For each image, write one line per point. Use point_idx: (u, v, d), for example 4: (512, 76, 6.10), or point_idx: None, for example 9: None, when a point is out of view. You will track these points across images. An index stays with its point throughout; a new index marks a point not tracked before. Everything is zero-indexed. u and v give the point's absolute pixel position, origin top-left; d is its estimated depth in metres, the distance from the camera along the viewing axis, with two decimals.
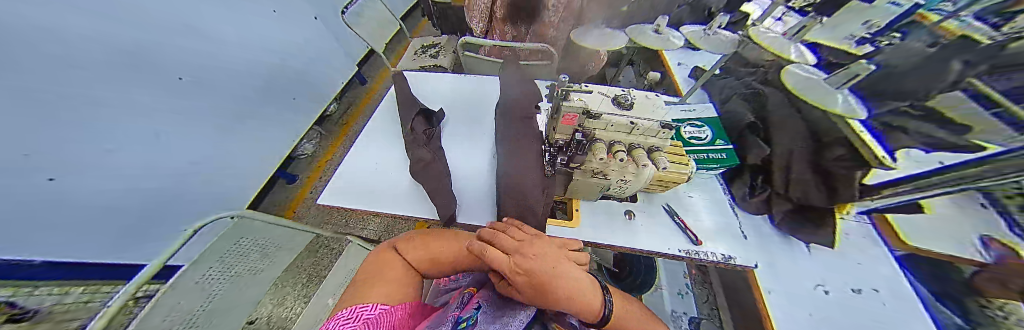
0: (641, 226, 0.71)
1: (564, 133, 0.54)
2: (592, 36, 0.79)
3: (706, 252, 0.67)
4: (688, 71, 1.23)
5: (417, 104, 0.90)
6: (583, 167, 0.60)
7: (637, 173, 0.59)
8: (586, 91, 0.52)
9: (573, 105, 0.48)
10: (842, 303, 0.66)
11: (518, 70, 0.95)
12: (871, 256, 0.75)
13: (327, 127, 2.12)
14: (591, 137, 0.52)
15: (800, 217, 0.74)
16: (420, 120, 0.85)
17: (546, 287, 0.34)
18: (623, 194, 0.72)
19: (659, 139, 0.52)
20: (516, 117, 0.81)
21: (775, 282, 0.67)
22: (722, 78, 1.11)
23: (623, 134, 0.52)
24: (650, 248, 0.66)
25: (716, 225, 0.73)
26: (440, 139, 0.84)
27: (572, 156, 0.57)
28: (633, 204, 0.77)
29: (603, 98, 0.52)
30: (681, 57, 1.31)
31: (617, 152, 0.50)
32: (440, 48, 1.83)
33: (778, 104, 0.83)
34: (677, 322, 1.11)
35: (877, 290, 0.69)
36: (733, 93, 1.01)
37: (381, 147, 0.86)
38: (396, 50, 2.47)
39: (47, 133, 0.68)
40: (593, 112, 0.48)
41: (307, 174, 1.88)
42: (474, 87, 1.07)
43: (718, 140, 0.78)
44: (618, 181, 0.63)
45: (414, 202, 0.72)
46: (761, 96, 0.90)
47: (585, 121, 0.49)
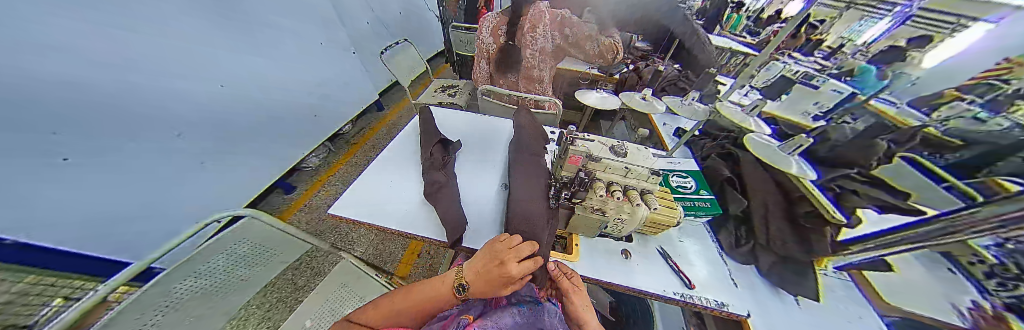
0: (637, 266, 0.75)
1: (569, 171, 0.63)
2: (592, 96, 0.95)
3: (700, 296, 0.69)
4: (673, 130, 1.41)
5: (438, 134, 1.02)
6: (583, 204, 0.67)
7: (631, 212, 0.66)
8: (589, 139, 0.63)
9: (579, 149, 0.58)
10: None
11: (529, 116, 1.10)
12: (859, 315, 0.77)
13: (336, 145, 2.22)
14: (592, 176, 0.61)
15: (785, 269, 0.78)
16: (440, 148, 0.95)
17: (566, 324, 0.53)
18: (620, 232, 0.77)
19: (649, 183, 0.61)
20: (525, 152, 0.92)
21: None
22: (701, 138, 1.28)
23: (619, 176, 0.61)
24: (645, 289, 0.69)
25: (710, 274, 0.77)
26: (454, 166, 0.93)
27: (575, 191, 0.65)
28: (629, 244, 0.81)
29: (604, 146, 0.62)
30: (666, 117, 1.52)
31: (614, 191, 0.58)
32: (458, 89, 2.08)
33: (749, 164, 0.96)
34: None
35: None
36: (711, 152, 1.15)
37: (401, 168, 0.94)
38: (417, 87, 2.76)
39: None
40: (594, 156, 0.58)
41: (305, 189, 1.87)
42: (488, 125, 1.22)
43: (701, 190, 0.88)
44: (616, 219, 0.70)
45: (422, 224, 0.76)
46: (735, 156, 1.04)
47: (588, 163, 0.59)
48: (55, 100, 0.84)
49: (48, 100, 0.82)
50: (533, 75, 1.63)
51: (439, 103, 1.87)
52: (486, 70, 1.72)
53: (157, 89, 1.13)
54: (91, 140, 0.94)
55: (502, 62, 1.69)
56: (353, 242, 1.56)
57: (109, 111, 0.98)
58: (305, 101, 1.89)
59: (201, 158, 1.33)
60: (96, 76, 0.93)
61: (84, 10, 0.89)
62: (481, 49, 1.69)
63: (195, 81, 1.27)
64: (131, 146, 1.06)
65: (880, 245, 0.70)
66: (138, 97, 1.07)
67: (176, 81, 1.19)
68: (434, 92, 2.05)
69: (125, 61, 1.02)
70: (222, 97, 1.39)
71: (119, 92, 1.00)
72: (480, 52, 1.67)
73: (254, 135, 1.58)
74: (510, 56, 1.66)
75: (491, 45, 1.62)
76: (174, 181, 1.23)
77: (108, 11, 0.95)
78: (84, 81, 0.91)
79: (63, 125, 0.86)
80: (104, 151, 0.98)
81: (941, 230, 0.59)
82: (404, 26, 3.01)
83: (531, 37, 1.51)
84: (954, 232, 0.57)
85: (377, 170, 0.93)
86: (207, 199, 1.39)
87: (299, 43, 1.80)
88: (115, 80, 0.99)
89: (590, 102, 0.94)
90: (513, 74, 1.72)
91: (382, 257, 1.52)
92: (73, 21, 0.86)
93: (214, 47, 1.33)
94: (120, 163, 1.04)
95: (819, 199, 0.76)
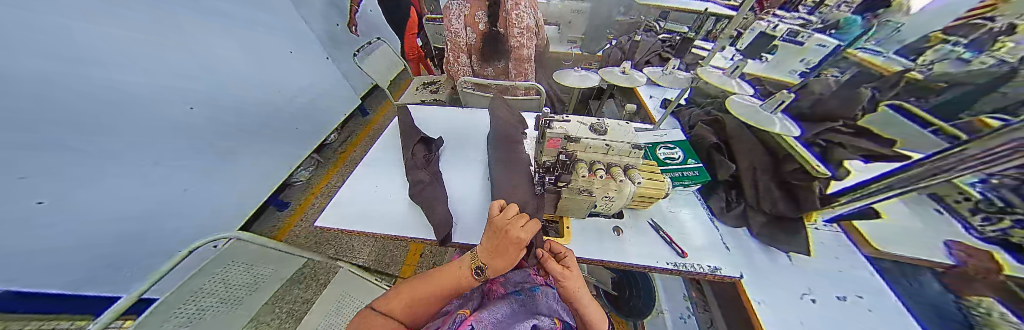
0: (629, 241, 0.75)
1: (550, 155, 0.61)
2: (571, 76, 0.91)
3: (693, 264, 0.70)
4: (659, 102, 1.39)
5: (417, 132, 1.00)
6: (569, 186, 0.66)
7: (618, 189, 0.65)
8: (566, 120, 0.61)
9: (556, 132, 0.56)
10: (829, 311, 0.67)
11: (506, 103, 1.07)
12: (849, 264, 0.79)
13: (324, 156, 2.16)
14: (574, 158, 0.59)
15: (776, 227, 0.79)
16: (421, 147, 0.93)
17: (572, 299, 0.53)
18: (610, 210, 0.77)
19: (631, 158, 0.60)
20: (507, 141, 0.90)
21: (761, 292, 0.69)
22: (688, 108, 1.26)
23: (600, 155, 0.59)
24: (639, 263, 0.69)
25: (705, 242, 0.77)
26: (438, 164, 0.91)
27: (559, 175, 0.64)
28: (621, 221, 0.81)
29: (581, 125, 0.60)
30: (651, 90, 1.49)
31: (597, 170, 0.56)
32: (439, 84, 2.02)
33: (736, 128, 0.95)
34: None
35: (859, 296, 0.71)
36: (698, 121, 1.13)
37: (381, 173, 0.91)
38: (398, 87, 2.68)
39: None
40: (573, 137, 0.57)
41: (299, 203, 1.85)
42: (470, 118, 1.19)
43: (690, 159, 0.87)
44: (604, 198, 0.69)
45: (411, 225, 0.75)
46: (721, 121, 1.03)
47: (567, 144, 0.57)
48: (36, 145, 0.80)
49: (31, 144, 0.79)
50: (522, 55, 1.48)
51: (422, 101, 1.81)
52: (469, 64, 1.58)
53: (134, 120, 1.07)
54: (76, 182, 0.91)
55: (485, 49, 1.54)
56: (354, 249, 1.57)
57: (88, 150, 0.93)
58: (282, 114, 1.82)
59: (185, 186, 1.29)
60: (75, 114, 0.89)
61: (53, 46, 0.84)
62: (456, 43, 1.49)
63: (170, 106, 1.21)
64: (112, 182, 1.01)
65: (867, 194, 0.71)
66: (118, 131, 1.02)
67: (150, 108, 1.13)
68: (416, 91, 2.00)
69: (102, 94, 0.97)
70: (199, 120, 1.33)
71: (98, 127, 0.96)
72: (458, 48, 1.50)
73: (236, 155, 1.53)
74: (494, 43, 1.49)
75: (470, 36, 1.46)
76: (162, 211, 1.20)
77: (74, 45, 0.88)
78: (64, 122, 0.86)
79: (42, 169, 0.81)
80: (90, 190, 0.95)
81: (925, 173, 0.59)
82: (371, 23, 2.84)
83: (516, 16, 1.31)
84: (938, 172, 0.57)
85: (358, 177, 0.90)
86: (199, 225, 1.36)
87: (267, 54, 1.71)
88: (92, 117, 0.94)
89: (569, 82, 0.90)
90: (503, 61, 1.59)
91: (384, 261, 1.53)
92: (45, 62, 0.81)
93: (182, 69, 1.26)
94: (103, 201, 0.99)
95: (805, 157, 0.75)
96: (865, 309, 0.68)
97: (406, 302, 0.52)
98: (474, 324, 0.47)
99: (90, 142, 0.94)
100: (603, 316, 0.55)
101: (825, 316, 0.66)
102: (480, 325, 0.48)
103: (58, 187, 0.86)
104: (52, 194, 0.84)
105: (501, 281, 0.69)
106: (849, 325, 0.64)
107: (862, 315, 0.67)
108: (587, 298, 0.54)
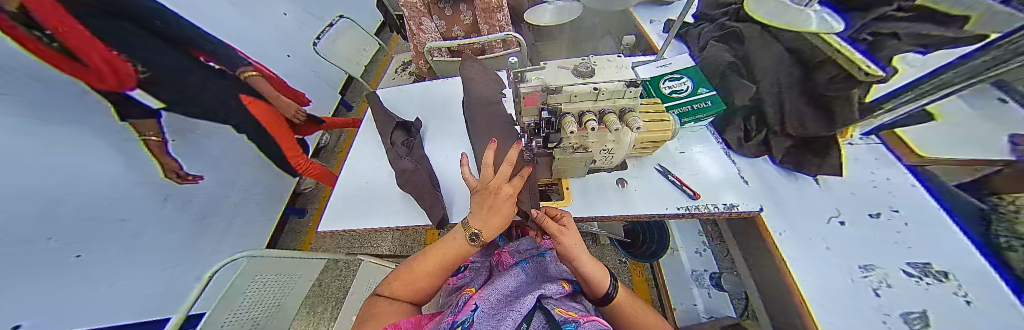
0: (634, 192, 0.70)
1: (531, 115, 0.52)
2: (549, 12, 0.75)
3: (706, 204, 0.65)
4: (662, 26, 1.17)
5: (392, 117, 0.92)
6: (561, 145, 0.59)
7: (617, 139, 0.57)
8: (542, 67, 0.51)
9: (531, 85, 0.47)
10: (860, 231, 0.63)
11: (478, 63, 0.94)
12: (887, 177, 0.72)
13: (324, 158, 2.14)
14: (558, 113, 0.50)
15: (802, 151, 0.71)
16: (400, 133, 0.87)
17: (575, 261, 0.50)
18: (612, 163, 0.70)
19: (628, 99, 0.49)
20: (486, 106, 0.81)
21: (783, 222, 0.66)
22: (696, 26, 1.05)
23: (590, 102, 0.49)
24: (648, 212, 0.65)
25: (721, 178, 0.70)
26: (422, 147, 0.86)
27: (546, 136, 0.56)
28: (624, 171, 0.75)
29: (562, 71, 0.50)
30: (650, 13, 1.25)
31: (587, 122, 0.47)
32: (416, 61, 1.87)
33: (757, 38, 0.79)
34: (700, 281, 1.14)
35: (894, 209, 0.65)
36: (710, 39, 0.96)
37: (369, 171, 0.86)
38: (374, 70, 2.48)
39: (21, 215, 0.68)
40: (552, 87, 0.46)
41: (315, 207, 1.91)
42: (446, 89, 1.08)
43: (701, 88, 0.72)
44: (602, 151, 0.62)
45: (407, 214, 0.73)
46: (738, 33, 0.86)
47: (547, 98, 0.47)
48: (53, 211, 0.77)
49: (45, 213, 0.75)
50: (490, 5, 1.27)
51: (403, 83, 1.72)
52: (434, 24, 1.35)
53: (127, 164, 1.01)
54: (103, 235, 0.90)
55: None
56: (377, 239, 1.66)
57: (96, 204, 0.89)
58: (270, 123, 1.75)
59: (202, 214, 1.27)
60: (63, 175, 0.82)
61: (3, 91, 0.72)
62: (411, 5, 1.26)
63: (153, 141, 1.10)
64: (140, 226, 1.03)
65: (919, 94, 0.58)
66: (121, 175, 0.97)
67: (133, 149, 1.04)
68: (395, 73, 1.88)
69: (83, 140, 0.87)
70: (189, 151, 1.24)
71: (94, 180, 0.90)
72: (417, 10, 1.28)
73: None
74: None
75: None
76: None
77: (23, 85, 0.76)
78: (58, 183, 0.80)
79: (62, 232, 0.79)
80: (114, 241, 0.93)
81: (1004, 55, 0.45)
82: None
83: None
84: (1019, 53, 0.43)
85: (346, 181, 0.85)
86: None
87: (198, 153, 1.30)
88: (81, 174, 0.86)
89: (544, 19, 0.76)
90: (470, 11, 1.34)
91: (407, 245, 1.62)
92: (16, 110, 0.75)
93: None
94: (134, 249, 0.99)
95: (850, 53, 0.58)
96: (902, 223, 0.62)
97: (407, 283, 0.52)
98: (478, 303, 0.47)
99: (92, 197, 0.88)
100: (608, 277, 0.51)
101: (850, 236, 0.63)
102: (485, 303, 0.47)
103: (92, 236, 0.87)
104: (87, 252, 0.85)
105: (508, 251, 0.71)
106: (877, 243, 0.60)
107: (898, 230, 0.61)
108: (586, 254, 0.51)
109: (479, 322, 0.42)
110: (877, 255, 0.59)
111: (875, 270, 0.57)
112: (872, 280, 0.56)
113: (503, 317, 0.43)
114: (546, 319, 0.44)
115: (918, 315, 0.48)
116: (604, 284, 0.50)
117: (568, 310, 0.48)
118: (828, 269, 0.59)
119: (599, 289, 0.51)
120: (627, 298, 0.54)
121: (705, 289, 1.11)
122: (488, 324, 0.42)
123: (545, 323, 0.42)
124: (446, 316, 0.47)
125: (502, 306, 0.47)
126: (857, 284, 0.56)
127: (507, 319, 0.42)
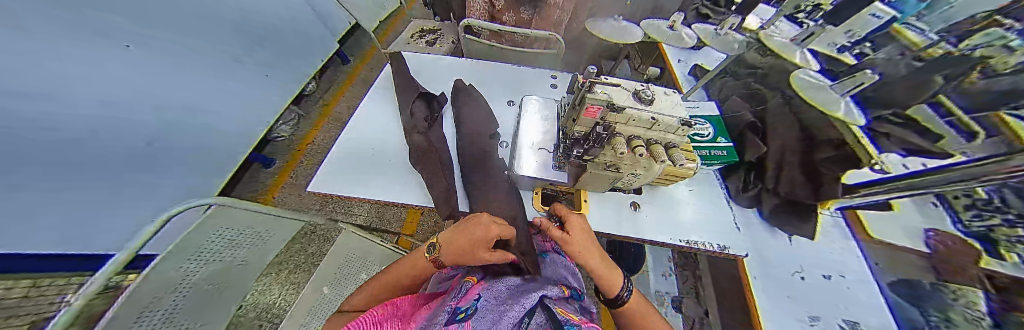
0: (646, 218, 0.74)
1: (585, 125, 0.52)
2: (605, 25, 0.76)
3: (701, 242, 0.71)
4: (689, 68, 1.24)
5: (417, 88, 0.86)
6: (597, 161, 0.59)
7: (648, 168, 0.59)
8: (609, 83, 0.50)
9: (598, 98, 0.46)
10: (814, 286, 0.74)
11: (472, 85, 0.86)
12: (841, 246, 0.82)
13: (307, 108, 1.93)
14: (611, 131, 0.51)
15: (785, 212, 0.80)
16: (422, 106, 0.81)
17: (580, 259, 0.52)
18: (631, 187, 0.72)
19: (677, 135, 0.52)
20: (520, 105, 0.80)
21: (760, 270, 0.74)
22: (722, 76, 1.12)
23: (643, 129, 0.51)
24: (654, 240, 0.70)
25: (715, 222, 0.77)
26: (442, 127, 0.81)
27: (588, 148, 0.56)
28: (638, 196, 0.79)
29: (625, 91, 0.50)
30: (681, 53, 1.32)
31: (637, 147, 0.49)
32: (439, 34, 1.77)
33: (775, 103, 0.87)
34: (661, 303, 1.25)
35: (842, 275, 0.77)
36: (733, 93, 1.03)
37: (377, 136, 0.80)
38: (385, 27, 2.29)
39: None
40: (616, 106, 0.47)
41: (287, 159, 1.72)
42: (481, 74, 1.05)
43: (719, 137, 0.79)
44: (629, 175, 0.64)
45: (411, 192, 0.69)
46: (758, 94, 0.93)
47: (608, 115, 0.48)
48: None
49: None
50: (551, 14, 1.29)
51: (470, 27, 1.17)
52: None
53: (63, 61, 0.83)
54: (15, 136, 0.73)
55: None
56: (356, 208, 1.55)
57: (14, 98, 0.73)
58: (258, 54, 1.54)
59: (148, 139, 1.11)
60: None
61: None
62: None
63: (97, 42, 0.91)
64: (75, 132, 0.87)
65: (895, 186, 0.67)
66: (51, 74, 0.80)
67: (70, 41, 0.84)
68: (412, 38, 1.75)
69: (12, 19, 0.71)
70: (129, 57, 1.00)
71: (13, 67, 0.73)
72: None
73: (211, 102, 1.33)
74: None
75: None
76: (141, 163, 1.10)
77: None
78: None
79: None
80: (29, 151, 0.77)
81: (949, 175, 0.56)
82: None
83: None
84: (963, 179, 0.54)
85: (348, 143, 0.77)
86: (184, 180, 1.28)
87: None
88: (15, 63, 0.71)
89: (602, 33, 0.78)
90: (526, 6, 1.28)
91: (388, 220, 1.54)
92: None
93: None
94: (51, 160, 0.82)
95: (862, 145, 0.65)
96: (846, 287, 0.75)
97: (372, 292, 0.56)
98: (481, 293, 0.46)
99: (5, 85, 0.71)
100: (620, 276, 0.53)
101: (805, 291, 0.74)
102: (488, 293, 0.46)
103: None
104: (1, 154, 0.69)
105: None
106: (824, 300, 0.72)
107: (840, 291, 0.74)
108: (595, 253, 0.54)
109: (480, 310, 0.41)
110: (823, 310, 0.70)
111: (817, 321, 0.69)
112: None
113: (507, 308, 0.41)
114: (549, 319, 0.43)
115: None
116: (617, 284, 0.52)
117: (568, 311, 0.48)
118: (788, 318, 0.69)
119: (611, 290, 0.52)
120: (642, 304, 0.55)
121: (664, 310, 1.23)
122: (489, 313, 0.41)
123: (547, 321, 0.42)
124: (446, 302, 0.46)
125: (503, 298, 0.46)
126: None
127: (510, 311, 0.40)
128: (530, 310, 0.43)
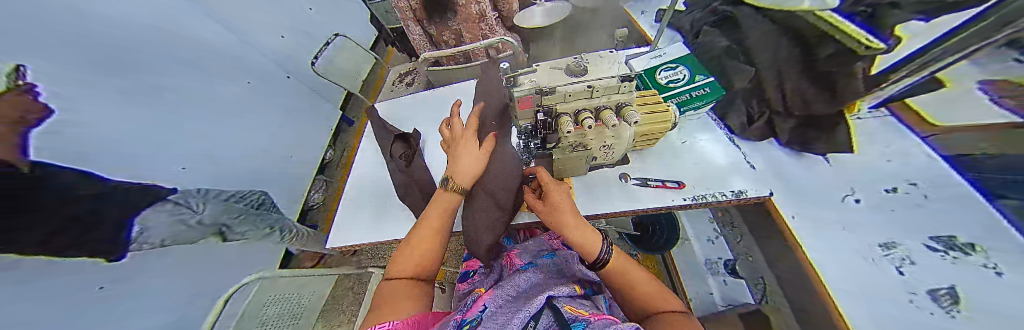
0: (639, 187, 0.69)
1: (527, 118, 0.52)
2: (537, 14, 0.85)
3: (715, 193, 0.65)
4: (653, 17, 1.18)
5: (391, 131, 0.92)
6: (560, 145, 0.59)
7: (616, 134, 0.57)
8: (532, 70, 0.51)
9: (523, 89, 0.46)
10: (874, 208, 0.61)
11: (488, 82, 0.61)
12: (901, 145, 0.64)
13: (330, 173, 1.95)
14: (554, 114, 0.50)
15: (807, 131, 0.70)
16: (399, 145, 0.87)
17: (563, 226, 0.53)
18: (612, 159, 0.69)
19: (623, 94, 0.49)
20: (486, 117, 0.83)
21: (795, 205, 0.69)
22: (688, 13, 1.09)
23: (585, 100, 0.49)
24: (654, 206, 0.66)
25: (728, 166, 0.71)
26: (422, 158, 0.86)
27: (544, 137, 0.56)
28: (627, 166, 0.75)
29: (554, 71, 0.50)
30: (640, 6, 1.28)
31: (583, 120, 0.47)
32: (415, 73, 1.90)
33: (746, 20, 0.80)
34: (715, 270, 1.11)
35: (912, 182, 0.57)
36: (702, 25, 0.99)
37: (372, 185, 0.87)
38: None
39: None
40: (545, 88, 0.46)
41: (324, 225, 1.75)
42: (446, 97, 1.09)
43: (698, 76, 0.70)
44: (601, 148, 0.62)
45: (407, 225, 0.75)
46: (728, 17, 0.87)
47: (541, 100, 0.47)
48: None
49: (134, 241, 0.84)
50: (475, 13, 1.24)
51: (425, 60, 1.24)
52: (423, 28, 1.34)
53: None
54: None
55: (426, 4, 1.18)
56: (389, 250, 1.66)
57: None
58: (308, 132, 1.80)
59: None
60: None
61: None
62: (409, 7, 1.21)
63: None
64: None
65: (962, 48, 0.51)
66: None
67: None
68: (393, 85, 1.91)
69: None
70: None
71: None
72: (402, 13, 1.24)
73: None
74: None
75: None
76: None
77: None
78: None
79: None
80: None
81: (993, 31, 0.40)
82: None
83: None
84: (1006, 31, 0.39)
85: (349, 199, 0.84)
86: None
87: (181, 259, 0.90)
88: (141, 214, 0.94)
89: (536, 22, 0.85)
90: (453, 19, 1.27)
91: None
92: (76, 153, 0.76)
93: None
94: None
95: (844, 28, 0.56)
96: (923, 195, 0.54)
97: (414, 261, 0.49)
98: (487, 303, 0.52)
99: None
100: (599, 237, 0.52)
101: (862, 216, 0.62)
102: (494, 303, 0.52)
103: None
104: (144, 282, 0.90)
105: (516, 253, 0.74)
106: (894, 220, 0.56)
107: (917, 203, 0.54)
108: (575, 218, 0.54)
109: (484, 320, 0.46)
110: (897, 231, 0.55)
111: (897, 248, 0.54)
112: (894, 259, 0.54)
113: (510, 319, 0.45)
114: (556, 317, 0.43)
115: (946, 292, 0.44)
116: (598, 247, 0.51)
117: (577, 307, 0.48)
118: (847, 253, 0.60)
119: (593, 252, 0.51)
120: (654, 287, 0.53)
121: (720, 277, 1.09)
122: (494, 322, 0.45)
123: (553, 321, 0.42)
124: (454, 315, 0.53)
125: (507, 308, 0.50)
126: (876, 263, 0.56)
127: (511, 320, 0.43)
128: (530, 316, 0.44)
